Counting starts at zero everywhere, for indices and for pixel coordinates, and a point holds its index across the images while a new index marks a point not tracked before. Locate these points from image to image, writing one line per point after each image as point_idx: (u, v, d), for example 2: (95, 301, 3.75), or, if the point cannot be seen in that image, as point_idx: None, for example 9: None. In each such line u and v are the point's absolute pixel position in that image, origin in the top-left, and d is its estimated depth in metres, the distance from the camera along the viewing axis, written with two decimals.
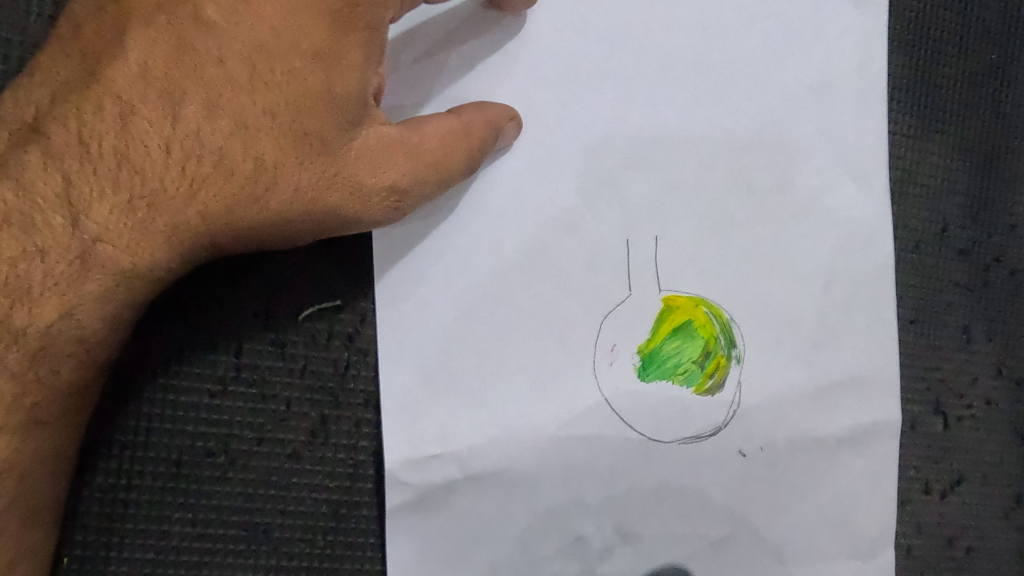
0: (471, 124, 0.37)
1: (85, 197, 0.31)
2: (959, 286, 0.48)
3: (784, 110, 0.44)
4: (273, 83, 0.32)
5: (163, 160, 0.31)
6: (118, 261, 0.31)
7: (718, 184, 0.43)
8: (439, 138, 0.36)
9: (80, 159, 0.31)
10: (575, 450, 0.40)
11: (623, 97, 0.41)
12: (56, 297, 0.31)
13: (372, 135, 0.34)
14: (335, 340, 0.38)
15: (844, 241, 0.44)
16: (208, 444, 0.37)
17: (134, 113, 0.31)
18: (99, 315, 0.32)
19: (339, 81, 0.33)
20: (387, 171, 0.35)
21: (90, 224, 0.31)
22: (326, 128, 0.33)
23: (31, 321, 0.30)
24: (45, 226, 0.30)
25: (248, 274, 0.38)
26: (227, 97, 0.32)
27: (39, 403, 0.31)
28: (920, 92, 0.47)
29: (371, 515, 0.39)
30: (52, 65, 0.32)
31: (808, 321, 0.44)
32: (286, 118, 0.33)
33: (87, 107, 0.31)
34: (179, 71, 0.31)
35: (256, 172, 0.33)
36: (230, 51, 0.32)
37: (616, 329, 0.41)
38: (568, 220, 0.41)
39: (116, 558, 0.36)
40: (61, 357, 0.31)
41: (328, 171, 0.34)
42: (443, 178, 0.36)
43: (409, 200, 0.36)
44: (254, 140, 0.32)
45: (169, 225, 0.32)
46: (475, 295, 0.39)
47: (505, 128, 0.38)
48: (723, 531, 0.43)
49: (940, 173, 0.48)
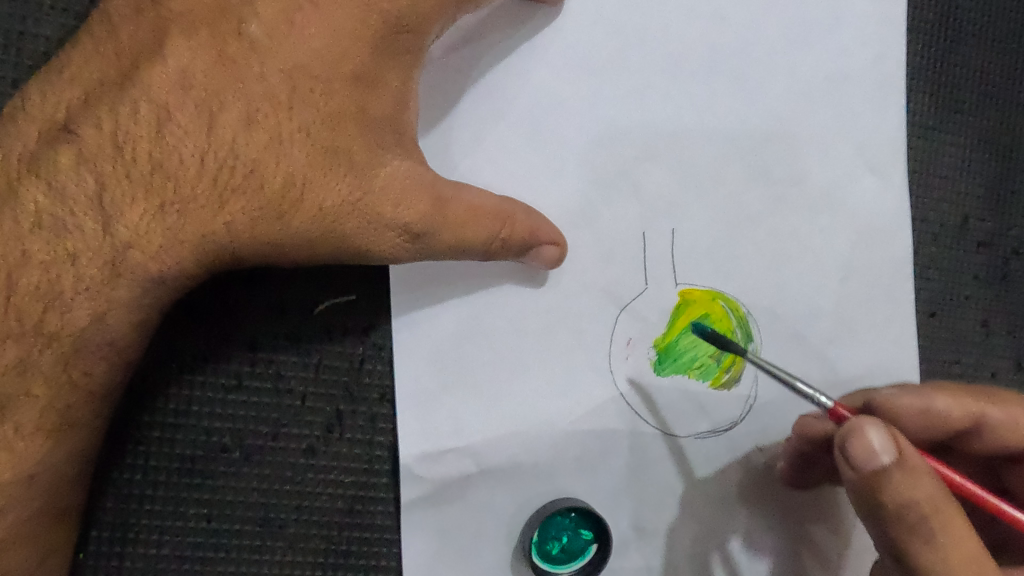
0: (512, 215, 0.36)
1: (117, 202, 0.30)
2: (978, 279, 0.47)
3: (802, 101, 0.43)
4: (312, 102, 0.32)
5: (195, 168, 0.31)
6: (146, 266, 0.31)
7: (735, 176, 0.42)
8: (471, 208, 0.35)
9: (113, 163, 0.30)
10: (591, 445, 0.40)
11: (640, 89, 0.41)
12: (87, 302, 0.30)
13: (402, 170, 0.33)
14: (351, 336, 0.38)
15: (862, 234, 0.44)
16: (223, 439, 0.37)
17: (169, 119, 0.30)
18: (127, 318, 0.31)
19: (374, 104, 0.33)
20: (407, 210, 0.33)
21: (121, 228, 0.30)
22: (357, 148, 0.32)
23: (62, 324, 0.30)
24: (77, 230, 0.30)
25: (265, 272, 0.38)
26: (265, 112, 0.31)
27: (72, 407, 0.31)
28: (940, 84, 0.47)
29: (387, 510, 0.39)
30: (84, 63, 0.31)
31: (825, 315, 0.44)
32: (320, 136, 0.32)
33: (122, 112, 0.30)
34: (218, 83, 0.31)
35: (284, 187, 0.32)
36: (271, 67, 0.31)
37: (633, 323, 0.41)
38: (584, 214, 0.40)
39: (133, 554, 0.36)
40: (93, 361, 0.31)
41: (351, 196, 0.32)
42: (459, 241, 0.35)
43: (422, 242, 0.34)
44: (285, 155, 0.32)
45: (198, 232, 0.31)
46: (492, 293, 0.39)
47: (546, 249, 0.38)
48: (738, 525, 0.43)
49: (960, 164, 0.47)
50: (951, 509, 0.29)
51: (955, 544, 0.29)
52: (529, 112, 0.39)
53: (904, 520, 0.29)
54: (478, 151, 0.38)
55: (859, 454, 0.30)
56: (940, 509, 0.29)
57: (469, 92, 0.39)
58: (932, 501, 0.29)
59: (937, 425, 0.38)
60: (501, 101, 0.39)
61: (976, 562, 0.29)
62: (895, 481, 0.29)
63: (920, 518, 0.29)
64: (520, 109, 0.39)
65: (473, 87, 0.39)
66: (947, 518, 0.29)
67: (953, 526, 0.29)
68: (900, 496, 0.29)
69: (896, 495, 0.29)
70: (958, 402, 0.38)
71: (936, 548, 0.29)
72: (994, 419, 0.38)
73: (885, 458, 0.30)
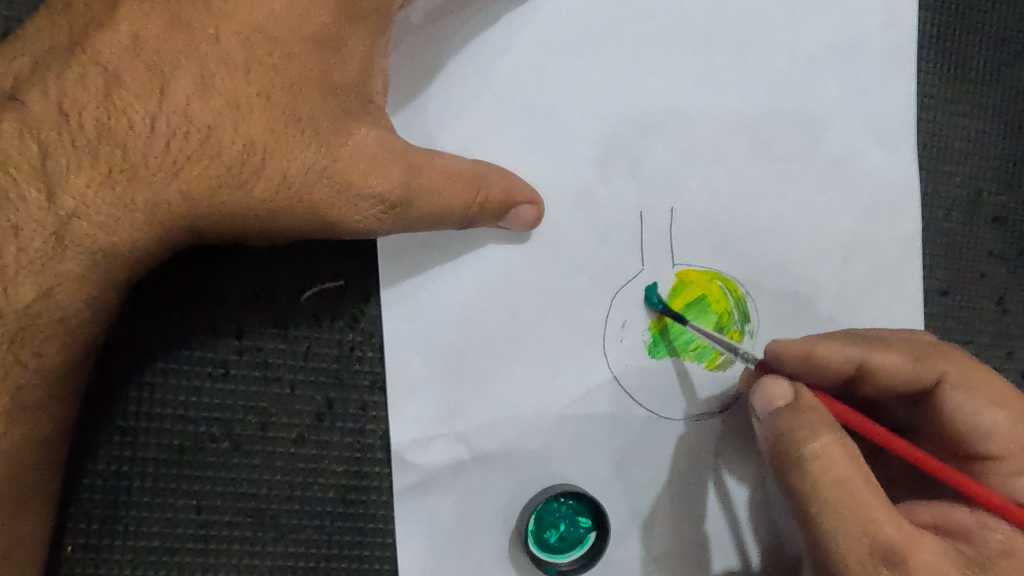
0: (485, 176, 0.35)
1: (62, 169, 0.29)
2: (992, 256, 0.46)
3: (806, 72, 0.42)
4: (269, 65, 0.31)
5: (147, 135, 0.29)
6: (95, 238, 0.30)
7: (735, 151, 0.41)
8: (445, 171, 0.34)
9: (58, 130, 0.29)
10: (584, 430, 0.39)
11: (634, 63, 0.39)
12: (33, 276, 0.29)
13: (372, 137, 0.32)
14: (339, 321, 0.37)
15: (867, 208, 0.43)
16: (211, 429, 0.36)
17: (118, 84, 0.29)
18: (79, 296, 0.30)
19: (338, 70, 0.32)
20: (379, 179, 0.32)
21: (66, 198, 0.29)
22: (321, 116, 0.31)
23: (8, 301, 0.29)
24: (20, 201, 0.29)
25: (242, 255, 0.37)
26: (220, 76, 0.30)
27: (24, 388, 0.30)
28: (950, 51, 0.45)
29: (380, 500, 0.37)
30: (38, 34, 0.30)
31: (826, 294, 0.42)
32: (280, 102, 0.31)
33: (70, 77, 0.29)
34: (171, 47, 0.29)
35: (244, 154, 0.30)
36: (228, 31, 0.30)
37: (628, 305, 0.40)
38: (578, 193, 0.39)
39: (121, 547, 0.35)
40: (41, 341, 0.30)
41: (318, 164, 0.31)
42: (437, 207, 0.34)
43: (399, 213, 0.33)
44: (243, 120, 0.30)
45: (149, 202, 0.30)
46: (483, 275, 0.38)
47: (521, 210, 0.37)
48: (726, 511, 0.41)
49: (973, 136, 0.45)
50: (826, 434, 0.31)
51: (822, 468, 0.31)
52: (514, 84, 0.38)
53: (782, 444, 0.32)
54: (456, 122, 0.37)
55: (761, 403, 0.34)
56: (815, 432, 0.32)
57: (447, 62, 0.37)
58: (808, 425, 0.32)
59: (818, 371, 0.37)
60: (482, 72, 0.38)
61: (843, 486, 0.30)
62: (784, 418, 0.33)
63: (794, 442, 0.32)
64: (502, 81, 0.38)
65: (452, 57, 0.37)
66: (820, 442, 0.31)
67: (825, 447, 0.31)
68: (785, 424, 0.33)
69: (781, 426, 0.33)
70: (838, 347, 0.37)
71: (805, 473, 0.31)
72: (880, 357, 0.36)
73: (782, 402, 0.34)
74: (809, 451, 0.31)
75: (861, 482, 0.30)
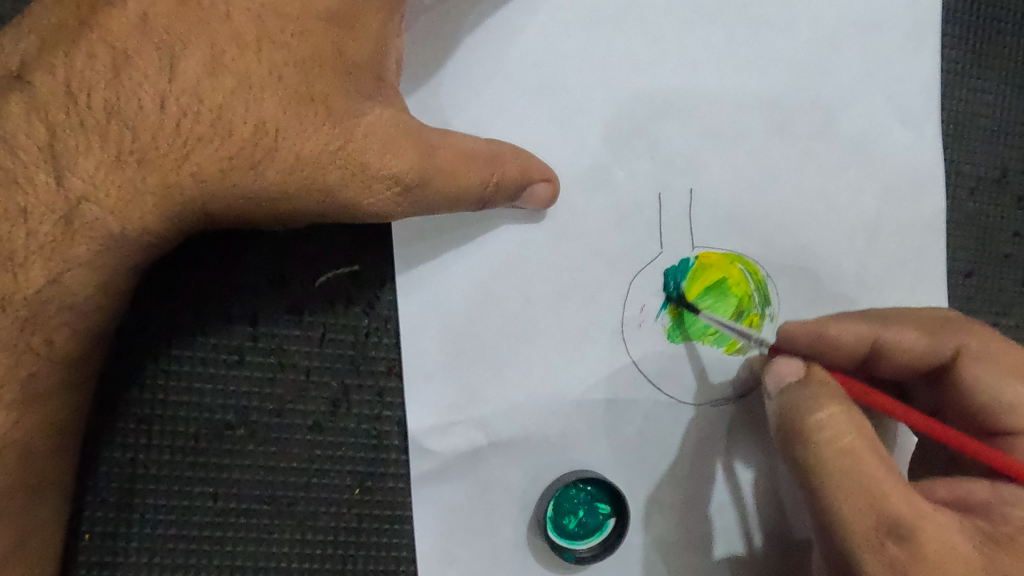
0: (500, 156, 0.35)
1: (71, 151, 0.28)
2: (1019, 237, 0.44)
3: (829, 49, 0.41)
4: (281, 42, 0.30)
5: (156, 115, 0.29)
6: (105, 222, 0.29)
7: (756, 130, 0.40)
8: (458, 151, 0.33)
9: (66, 111, 0.28)
10: (603, 416, 0.38)
11: (652, 41, 0.39)
12: (43, 262, 0.29)
13: (386, 117, 0.32)
14: (354, 307, 0.37)
15: (891, 188, 0.42)
16: (226, 417, 0.36)
17: (127, 62, 0.28)
18: (90, 281, 0.30)
19: (352, 47, 0.31)
20: (393, 159, 0.32)
21: (74, 180, 0.29)
22: (335, 96, 0.31)
23: (17, 288, 0.29)
24: (30, 182, 0.28)
25: (257, 239, 0.36)
26: (231, 54, 0.29)
27: (35, 375, 0.30)
28: (975, 26, 0.44)
29: (398, 487, 0.37)
30: (42, 12, 0.29)
31: (848, 277, 0.41)
32: (292, 81, 0.30)
33: (76, 55, 0.28)
34: (182, 24, 0.29)
35: (255, 135, 0.30)
36: (239, 7, 0.29)
37: (646, 289, 0.39)
38: (595, 173, 0.38)
39: (139, 534, 0.35)
40: (52, 327, 0.30)
41: (331, 144, 0.31)
42: (452, 189, 0.33)
43: (415, 194, 0.33)
44: (254, 100, 0.30)
45: (161, 184, 0.30)
46: (500, 257, 0.37)
47: (536, 187, 0.36)
48: (744, 498, 0.40)
49: (999, 113, 0.44)
50: (833, 405, 0.31)
51: (830, 438, 0.30)
52: (529, 64, 0.37)
53: (790, 416, 0.32)
54: (471, 105, 0.37)
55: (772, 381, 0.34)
56: (821, 403, 0.31)
57: (460, 44, 0.37)
58: (815, 397, 0.31)
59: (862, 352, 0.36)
60: (497, 53, 0.37)
61: (852, 456, 0.29)
62: (793, 391, 0.32)
63: (800, 413, 0.31)
64: (518, 62, 0.37)
65: (465, 38, 0.37)
66: (828, 412, 0.31)
67: (832, 418, 0.30)
68: (792, 399, 0.32)
69: (789, 401, 0.32)
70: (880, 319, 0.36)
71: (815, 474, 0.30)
72: (915, 340, 0.35)
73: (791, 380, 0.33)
74: (814, 422, 0.31)
75: (871, 453, 0.29)
